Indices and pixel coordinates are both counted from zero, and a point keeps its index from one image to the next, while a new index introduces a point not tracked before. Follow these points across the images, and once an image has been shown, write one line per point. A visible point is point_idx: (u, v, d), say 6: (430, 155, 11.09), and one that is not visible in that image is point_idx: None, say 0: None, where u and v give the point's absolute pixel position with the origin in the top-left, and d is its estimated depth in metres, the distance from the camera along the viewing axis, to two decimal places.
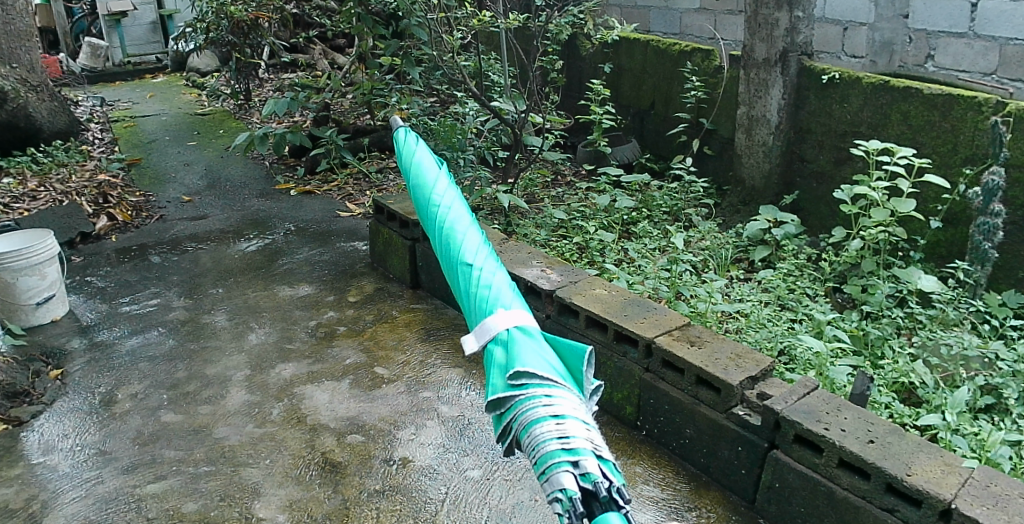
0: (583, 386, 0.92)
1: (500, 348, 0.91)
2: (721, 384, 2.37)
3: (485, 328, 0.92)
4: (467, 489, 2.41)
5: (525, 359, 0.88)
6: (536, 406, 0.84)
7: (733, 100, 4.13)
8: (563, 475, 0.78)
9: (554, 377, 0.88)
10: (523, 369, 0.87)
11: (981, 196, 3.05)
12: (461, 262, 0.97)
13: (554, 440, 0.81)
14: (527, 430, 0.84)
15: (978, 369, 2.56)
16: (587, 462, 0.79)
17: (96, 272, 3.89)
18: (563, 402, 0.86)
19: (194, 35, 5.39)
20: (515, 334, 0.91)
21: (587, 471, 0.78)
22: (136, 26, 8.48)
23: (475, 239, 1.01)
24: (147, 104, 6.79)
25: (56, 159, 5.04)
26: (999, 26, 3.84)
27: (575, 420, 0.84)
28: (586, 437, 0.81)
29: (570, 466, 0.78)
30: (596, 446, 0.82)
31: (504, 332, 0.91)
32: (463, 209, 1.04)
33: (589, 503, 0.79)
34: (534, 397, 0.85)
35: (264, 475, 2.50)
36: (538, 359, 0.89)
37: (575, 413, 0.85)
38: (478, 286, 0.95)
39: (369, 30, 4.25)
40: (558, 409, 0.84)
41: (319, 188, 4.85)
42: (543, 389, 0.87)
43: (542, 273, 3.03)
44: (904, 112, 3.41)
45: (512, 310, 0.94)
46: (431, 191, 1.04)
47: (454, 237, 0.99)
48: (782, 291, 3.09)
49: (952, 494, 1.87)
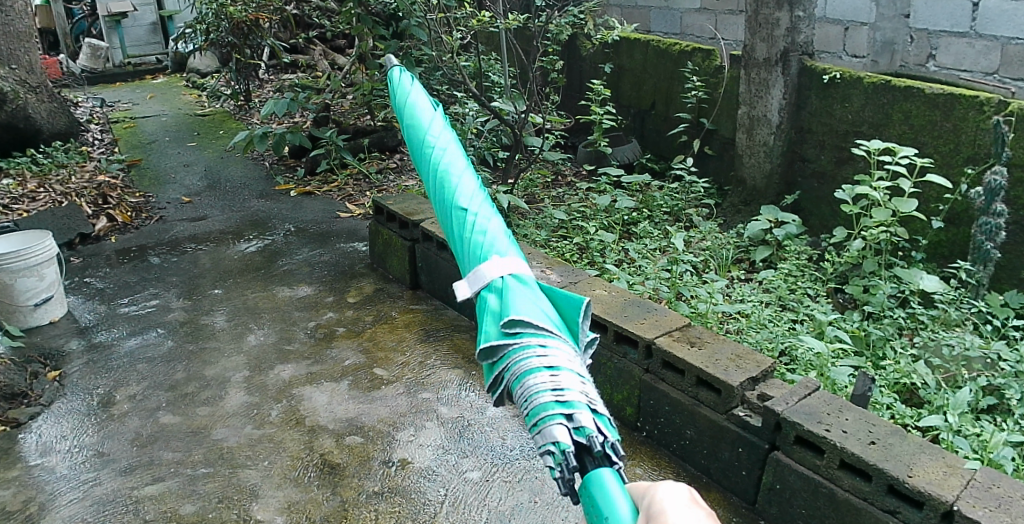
0: (584, 334, 0.66)
1: (493, 296, 0.64)
2: (722, 385, 2.35)
3: (475, 272, 0.66)
4: (466, 490, 2.40)
5: (517, 304, 0.63)
6: (526, 350, 0.60)
7: (733, 100, 4.12)
8: (554, 428, 0.56)
9: (550, 324, 0.63)
10: (512, 313, 0.62)
11: (983, 196, 3.01)
12: (450, 200, 0.68)
13: (544, 389, 0.58)
14: (511, 376, 0.60)
15: (980, 369, 2.54)
16: (582, 415, 0.57)
17: (95, 273, 3.89)
18: (559, 351, 0.61)
19: (194, 35, 5.39)
20: (512, 281, 0.65)
21: (582, 424, 0.56)
22: (136, 27, 8.50)
23: (473, 182, 0.71)
24: (147, 104, 6.79)
25: (55, 159, 5.04)
26: (1000, 26, 3.83)
27: (573, 370, 0.60)
28: (583, 391, 0.58)
29: (562, 419, 0.56)
30: (594, 398, 0.59)
31: (498, 279, 0.64)
32: (451, 133, 0.73)
33: (580, 457, 0.57)
34: (524, 342, 0.61)
35: (263, 477, 2.49)
36: (534, 303, 0.63)
37: (572, 362, 0.60)
38: (471, 231, 0.67)
39: (368, 30, 4.24)
40: (552, 358, 0.60)
41: (319, 189, 4.85)
42: (536, 333, 0.62)
43: (542, 273, 3.02)
44: (905, 111, 3.39)
45: (510, 257, 0.66)
46: (406, 95, 0.75)
47: (441, 171, 0.69)
48: (783, 291, 3.08)
49: (953, 496, 1.85)
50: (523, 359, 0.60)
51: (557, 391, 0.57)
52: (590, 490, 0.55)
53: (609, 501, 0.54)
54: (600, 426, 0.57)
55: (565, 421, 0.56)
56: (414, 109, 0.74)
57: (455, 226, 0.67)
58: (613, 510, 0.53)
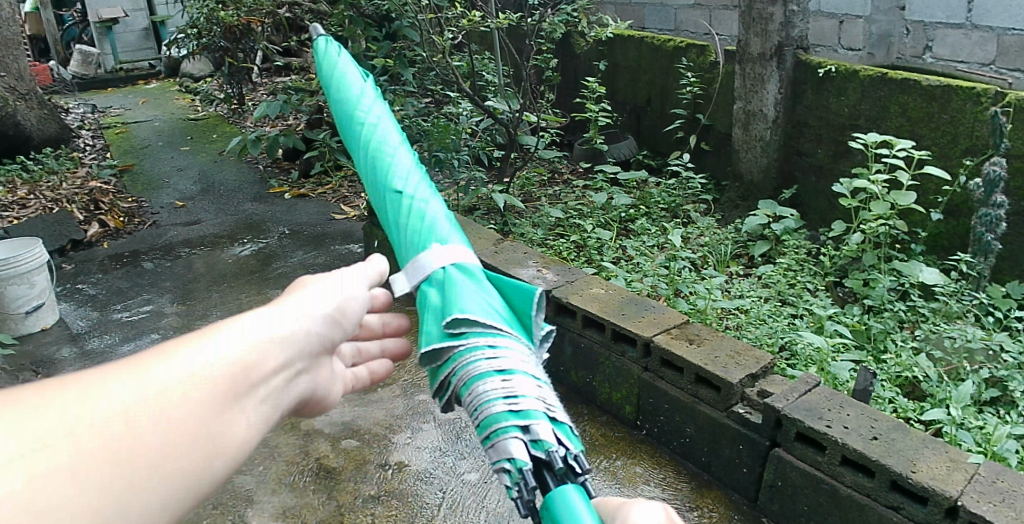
0: (538, 328, 0.84)
1: (433, 290, 0.83)
2: (721, 381, 2.32)
3: (418, 265, 0.86)
4: (464, 492, 2.37)
5: (464, 305, 0.80)
6: (478, 356, 0.77)
7: (729, 95, 4.09)
8: (513, 443, 0.70)
9: (498, 324, 0.80)
10: (461, 316, 0.79)
11: (982, 188, 2.95)
12: (390, 190, 0.92)
13: (499, 400, 0.73)
14: (468, 387, 0.76)
15: (982, 361, 2.51)
16: (539, 427, 0.71)
17: (88, 279, 3.86)
18: (509, 355, 0.77)
19: (186, 40, 5.36)
20: (452, 273, 0.84)
21: (539, 438, 0.71)
22: (128, 32, 8.49)
23: (408, 170, 0.96)
24: (139, 110, 6.76)
25: (47, 166, 5.01)
26: (997, 16, 3.79)
27: (523, 377, 0.76)
28: (536, 398, 0.74)
29: (519, 432, 0.71)
30: (546, 409, 0.74)
31: (439, 271, 0.84)
32: (388, 127, 0.97)
33: (540, 472, 0.71)
34: (476, 349, 0.77)
35: (257, 482, 2.46)
36: (480, 304, 0.81)
37: (522, 371, 0.76)
38: (406, 215, 0.90)
39: (360, 32, 4.20)
40: (502, 364, 0.76)
41: (314, 191, 4.81)
42: (487, 340, 0.79)
43: (538, 273, 2.98)
44: (902, 104, 3.36)
45: (442, 239, 0.89)
46: (348, 99, 0.99)
47: (381, 160, 0.94)
48: (782, 286, 3.05)
49: (957, 492, 1.82)
50: (476, 365, 0.76)
51: (510, 399, 0.73)
52: (554, 503, 0.68)
53: (574, 512, 0.67)
54: (555, 435, 0.72)
55: (521, 432, 0.71)
56: (353, 106, 0.98)
57: (394, 211, 0.91)
58: (575, 514, 0.66)
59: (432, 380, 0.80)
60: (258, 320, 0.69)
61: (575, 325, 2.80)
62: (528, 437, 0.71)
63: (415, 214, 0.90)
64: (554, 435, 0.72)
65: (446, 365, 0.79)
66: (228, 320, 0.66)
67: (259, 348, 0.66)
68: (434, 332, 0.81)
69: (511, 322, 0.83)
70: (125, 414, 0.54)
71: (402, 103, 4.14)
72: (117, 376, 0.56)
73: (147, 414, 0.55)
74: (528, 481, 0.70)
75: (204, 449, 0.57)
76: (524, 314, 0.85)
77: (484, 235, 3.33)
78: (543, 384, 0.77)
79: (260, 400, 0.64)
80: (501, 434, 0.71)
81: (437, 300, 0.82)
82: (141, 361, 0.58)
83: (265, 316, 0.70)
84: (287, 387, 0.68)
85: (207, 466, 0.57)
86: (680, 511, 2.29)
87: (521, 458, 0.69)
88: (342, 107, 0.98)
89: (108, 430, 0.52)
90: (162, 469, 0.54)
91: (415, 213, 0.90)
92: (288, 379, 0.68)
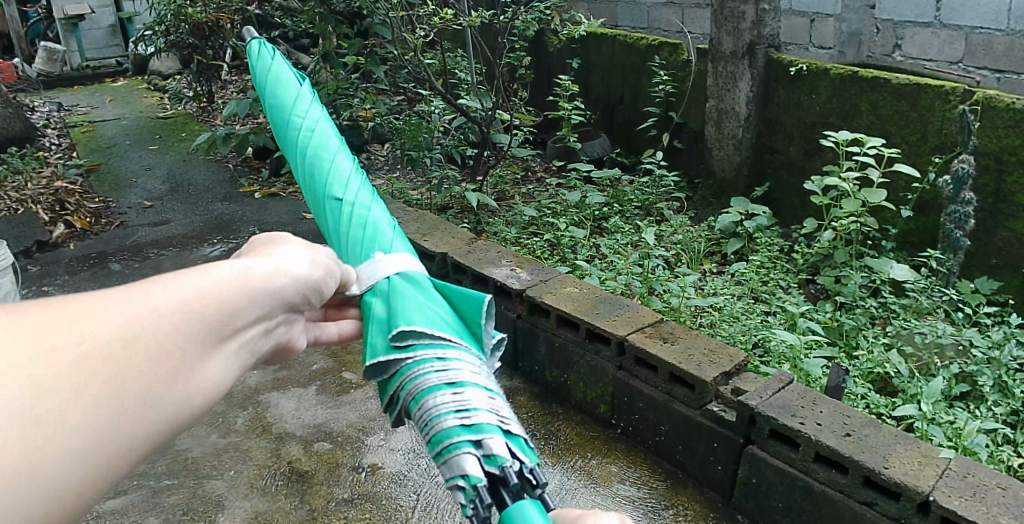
0: (487, 335, 0.91)
1: (379, 305, 0.91)
2: (695, 380, 2.32)
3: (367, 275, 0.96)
4: (439, 494, 2.34)
5: (411, 319, 0.87)
6: (429, 370, 0.83)
7: (701, 94, 4.11)
8: (467, 460, 0.75)
9: (447, 335, 0.87)
10: (407, 330, 0.86)
11: (951, 185, 2.99)
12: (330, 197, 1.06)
13: (452, 416, 0.78)
14: (421, 401, 0.81)
15: (952, 357, 2.53)
16: (493, 441, 0.77)
17: (53, 281, 3.78)
18: (459, 367, 0.83)
19: (153, 38, 5.27)
20: (396, 285, 0.93)
21: (492, 453, 0.76)
22: (94, 29, 8.34)
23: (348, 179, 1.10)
24: (106, 108, 6.64)
25: (10, 166, 4.89)
26: (964, 15, 3.84)
27: (475, 391, 0.81)
28: (487, 410, 0.79)
29: (473, 448, 0.76)
30: (499, 421, 0.79)
31: (384, 283, 0.94)
32: (329, 142, 1.11)
33: (496, 485, 0.76)
34: (426, 362, 0.83)
35: (228, 487, 2.41)
36: (425, 317, 0.88)
37: (474, 385, 0.81)
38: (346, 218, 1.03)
39: (332, 30, 4.15)
40: (453, 378, 0.81)
41: (285, 191, 4.75)
42: (436, 352, 0.85)
43: (512, 272, 2.96)
44: (873, 102, 3.39)
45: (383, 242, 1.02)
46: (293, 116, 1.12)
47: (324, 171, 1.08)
48: (755, 283, 3.06)
49: (929, 486, 1.83)
50: (424, 381, 0.82)
51: (462, 413, 0.78)
52: (511, 518, 0.72)
53: None
54: (507, 448, 0.77)
55: (473, 447, 0.76)
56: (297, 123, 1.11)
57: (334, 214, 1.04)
58: None
59: (386, 394, 0.86)
60: (220, 275, 0.69)
61: (549, 324, 2.78)
62: (481, 452, 0.76)
63: (354, 217, 1.03)
64: (507, 448, 0.77)
65: (395, 379, 0.85)
66: (188, 275, 0.66)
67: (218, 306, 0.66)
68: (384, 347, 0.87)
69: (460, 331, 0.90)
70: (58, 352, 0.53)
71: (374, 101, 4.11)
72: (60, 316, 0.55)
73: (78, 360, 0.54)
74: (484, 496, 0.74)
75: (134, 411, 0.56)
76: (474, 322, 0.92)
77: (456, 234, 3.31)
78: (495, 396, 0.83)
79: (207, 357, 0.63)
80: (456, 451, 0.75)
81: (384, 314, 0.90)
82: (95, 305, 0.58)
83: (229, 271, 0.70)
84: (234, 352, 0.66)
85: (130, 421, 0.55)
86: (656, 510, 2.29)
87: (476, 475, 0.74)
88: (278, 114, 1.12)
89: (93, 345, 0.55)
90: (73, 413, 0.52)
91: (352, 209, 1.04)
92: (241, 341, 0.68)
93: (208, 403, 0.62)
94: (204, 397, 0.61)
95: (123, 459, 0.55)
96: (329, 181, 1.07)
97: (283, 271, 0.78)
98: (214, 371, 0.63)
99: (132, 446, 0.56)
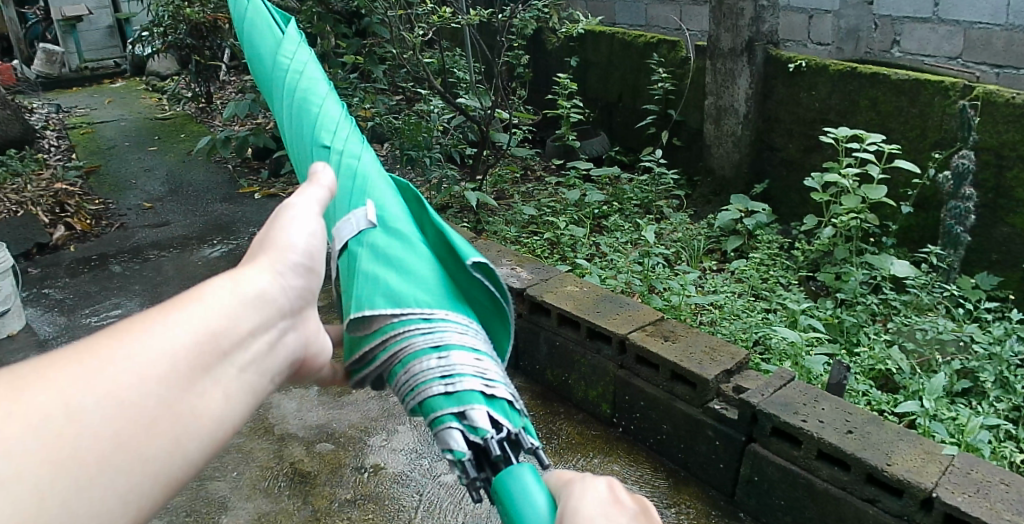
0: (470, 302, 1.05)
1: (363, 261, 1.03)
2: (697, 378, 2.32)
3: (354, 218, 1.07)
4: (440, 494, 2.34)
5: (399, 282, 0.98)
6: (416, 331, 0.95)
7: (700, 91, 4.11)
8: (454, 434, 0.88)
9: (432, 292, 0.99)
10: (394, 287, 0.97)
11: (951, 180, 2.99)
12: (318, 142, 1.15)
13: (439, 387, 0.90)
14: (410, 363, 0.93)
15: (953, 353, 2.54)
16: (476, 413, 0.89)
17: (54, 283, 3.80)
18: (446, 331, 0.95)
19: (151, 39, 5.28)
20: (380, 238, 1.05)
21: (477, 424, 0.88)
22: (93, 30, 8.32)
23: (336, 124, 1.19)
24: (105, 109, 6.64)
25: (10, 168, 4.89)
26: (963, 10, 3.83)
27: (461, 352, 0.93)
28: (472, 376, 0.91)
29: (458, 420, 0.89)
30: (483, 385, 0.91)
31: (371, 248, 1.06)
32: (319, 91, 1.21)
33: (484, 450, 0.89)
34: (410, 319, 0.95)
35: (231, 488, 2.42)
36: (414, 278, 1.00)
37: (460, 347, 0.94)
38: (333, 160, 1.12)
39: (330, 29, 4.16)
40: (440, 342, 0.93)
41: (284, 191, 4.75)
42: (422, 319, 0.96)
43: (512, 271, 2.96)
44: (872, 98, 3.39)
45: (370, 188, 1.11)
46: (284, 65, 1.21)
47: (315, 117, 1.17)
48: (755, 280, 3.06)
49: (933, 483, 1.83)
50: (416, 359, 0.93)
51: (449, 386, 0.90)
52: (504, 483, 0.85)
53: (520, 490, 0.83)
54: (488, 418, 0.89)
55: (457, 422, 0.89)
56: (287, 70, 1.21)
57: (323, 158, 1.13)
58: (521, 489, 0.84)
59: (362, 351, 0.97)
60: (217, 309, 0.76)
61: (549, 323, 2.79)
62: (466, 425, 0.88)
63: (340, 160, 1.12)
64: (489, 418, 0.89)
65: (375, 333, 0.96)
66: (184, 313, 0.74)
67: (207, 343, 0.73)
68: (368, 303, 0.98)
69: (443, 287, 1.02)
70: (70, 407, 0.62)
71: (372, 100, 4.10)
72: (75, 371, 0.64)
73: (76, 425, 0.62)
74: (471, 466, 0.88)
75: (137, 460, 0.64)
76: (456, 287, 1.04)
77: (456, 234, 3.31)
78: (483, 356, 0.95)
79: (203, 393, 0.71)
80: (444, 424, 0.89)
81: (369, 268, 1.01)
82: (90, 365, 0.66)
83: (226, 303, 0.78)
84: (234, 380, 0.74)
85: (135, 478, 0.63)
86: (658, 508, 2.29)
87: (460, 449, 0.87)
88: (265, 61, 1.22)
89: (87, 408, 0.63)
90: (86, 464, 0.61)
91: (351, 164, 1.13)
92: (239, 367, 0.75)
93: (212, 435, 0.70)
94: (204, 432, 0.69)
95: (143, 504, 0.64)
96: (316, 128, 1.16)
97: (275, 287, 0.84)
98: (208, 403, 0.71)
99: (149, 492, 0.64)
